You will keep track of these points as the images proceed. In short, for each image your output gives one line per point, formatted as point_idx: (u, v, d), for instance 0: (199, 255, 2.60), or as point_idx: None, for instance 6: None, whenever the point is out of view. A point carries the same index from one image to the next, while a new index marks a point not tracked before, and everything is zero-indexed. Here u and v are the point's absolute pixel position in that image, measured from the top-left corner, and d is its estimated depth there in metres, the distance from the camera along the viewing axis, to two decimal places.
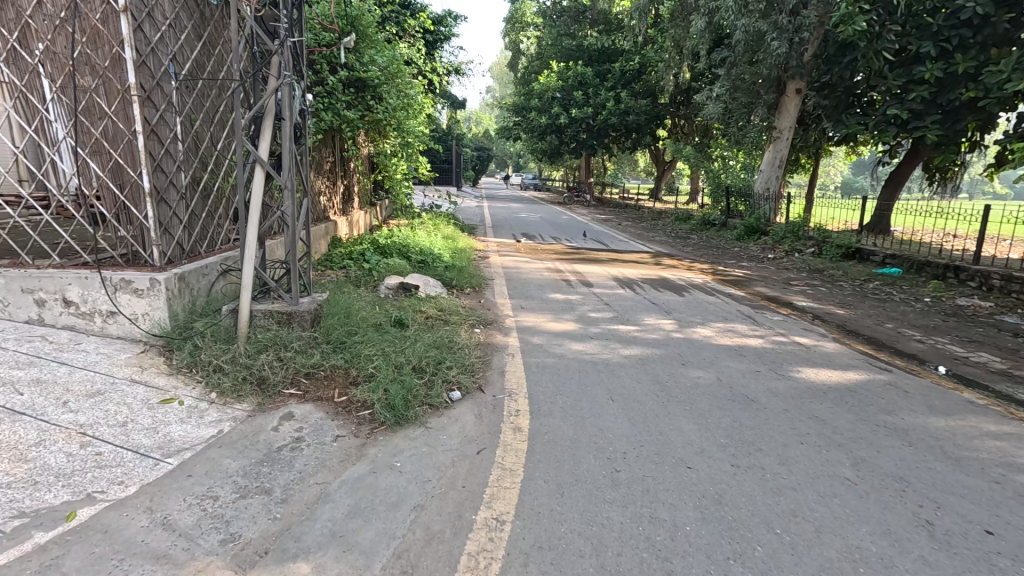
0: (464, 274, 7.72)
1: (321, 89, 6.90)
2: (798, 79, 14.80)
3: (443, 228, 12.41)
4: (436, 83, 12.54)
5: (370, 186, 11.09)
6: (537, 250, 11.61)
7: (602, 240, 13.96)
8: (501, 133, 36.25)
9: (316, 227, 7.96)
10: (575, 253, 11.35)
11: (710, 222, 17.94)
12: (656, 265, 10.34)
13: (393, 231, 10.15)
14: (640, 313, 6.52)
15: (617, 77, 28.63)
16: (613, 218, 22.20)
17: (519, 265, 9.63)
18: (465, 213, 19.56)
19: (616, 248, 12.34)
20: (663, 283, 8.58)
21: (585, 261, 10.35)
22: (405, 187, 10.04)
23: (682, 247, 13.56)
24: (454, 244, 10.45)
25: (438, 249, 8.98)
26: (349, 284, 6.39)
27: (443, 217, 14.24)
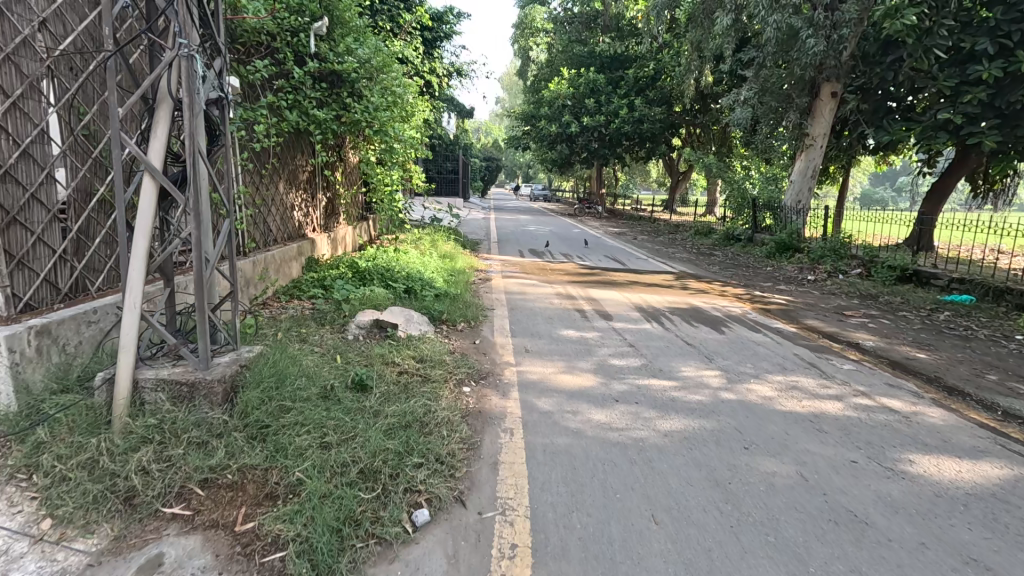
0: (458, 305, 6.45)
1: (285, 83, 5.70)
2: (834, 81, 13.41)
3: (441, 246, 11.17)
4: (436, 84, 11.41)
5: (357, 200, 9.89)
6: (545, 271, 10.31)
7: (617, 257, 12.65)
8: (509, 143, 35.15)
9: (285, 248, 6.76)
10: (588, 274, 10.06)
11: (734, 237, 16.53)
12: (682, 289, 8.99)
13: (382, 249, 8.93)
14: (673, 360, 5.19)
15: (630, 84, 27.48)
16: (628, 232, 20.91)
17: (525, 290, 8.36)
18: (469, 226, 18.32)
19: (635, 267, 11.02)
20: (695, 314, 7.23)
21: (600, 284, 9.06)
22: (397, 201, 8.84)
23: (708, 266, 12.20)
24: (452, 265, 9.18)
25: (431, 273, 7.72)
26: (309, 324, 5.16)
27: (443, 232, 13.01)
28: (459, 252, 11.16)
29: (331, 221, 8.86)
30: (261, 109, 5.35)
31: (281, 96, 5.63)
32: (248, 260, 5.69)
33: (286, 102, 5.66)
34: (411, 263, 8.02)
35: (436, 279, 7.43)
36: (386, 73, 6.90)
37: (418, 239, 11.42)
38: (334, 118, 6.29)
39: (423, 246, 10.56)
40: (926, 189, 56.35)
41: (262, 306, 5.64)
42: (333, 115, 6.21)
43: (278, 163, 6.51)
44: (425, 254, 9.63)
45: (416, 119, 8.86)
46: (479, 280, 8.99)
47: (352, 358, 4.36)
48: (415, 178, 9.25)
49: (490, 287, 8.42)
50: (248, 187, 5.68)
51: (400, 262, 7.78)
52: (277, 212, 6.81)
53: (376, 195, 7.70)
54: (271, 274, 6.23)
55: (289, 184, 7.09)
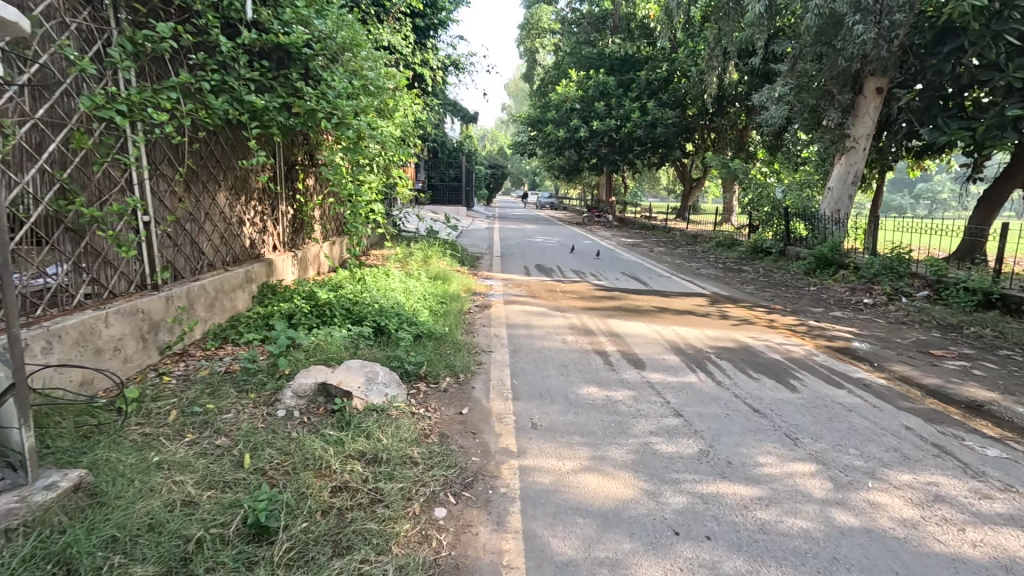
0: (443, 353, 4.94)
1: (208, 60, 4.23)
2: (880, 76, 11.87)
3: (435, 264, 9.66)
4: (430, 78, 9.99)
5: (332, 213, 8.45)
6: (553, 293, 8.81)
7: (637, 275, 11.10)
8: (515, 148, 33.74)
9: (225, 275, 5.30)
10: (605, 297, 8.53)
11: (762, 249, 14.89)
12: (721, 319, 7.43)
13: (359, 271, 7.45)
14: (743, 444, 3.64)
15: (642, 87, 26.04)
16: (643, 243, 19.32)
17: (531, 321, 6.85)
18: (470, 238, 16.84)
19: (660, 288, 9.47)
20: (748, 358, 5.65)
21: (620, 312, 7.54)
22: (377, 213, 7.37)
23: (742, 286, 10.62)
24: (444, 289, 7.69)
25: (414, 303, 6.24)
26: (225, 393, 3.65)
27: (438, 245, 11.51)
28: (455, 271, 9.65)
29: (300, 238, 7.42)
30: (168, 92, 3.89)
31: (206, 75, 4.18)
32: (159, 295, 4.21)
33: (211, 82, 4.21)
34: (392, 289, 6.54)
35: (418, 311, 5.94)
36: (355, 54, 5.49)
37: (408, 258, 9.93)
38: (282, 109, 4.83)
39: (413, 266, 9.07)
40: (945, 196, 54.65)
41: (174, 364, 4.16)
42: (282, 103, 4.75)
43: (210, 165, 5.05)
44: (412, 276, 8.12)
45: (400, 118, 7.42)
46: (476, 307, 7.52)
47: (266, 462, 2.85)
48: (403, 186, 7.76)
49: (486, 318, 6.94)
50: (153, 200, 4.22)
51: (377, 289, 6.30)
52: (216, 229, 5.35)
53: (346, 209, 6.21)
54: (197, 310, 4.76)
55: (235, 193, 5.66)
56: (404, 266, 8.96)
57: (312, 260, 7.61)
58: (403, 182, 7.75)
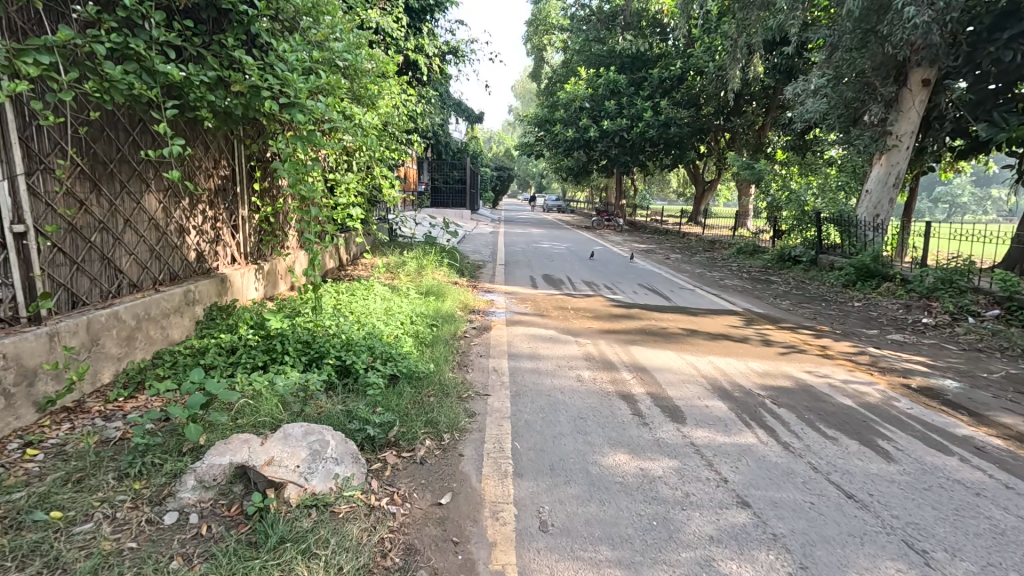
0: (421, 405, 3.79)
1: (98, 13, 3.12)
2: (926, 66, 10.64)
3: (427, 277, 8.55)
4: (425, 67, 8.90)
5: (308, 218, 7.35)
6: (561, 311, 7.65)
7: (656, 288, 9.89)
8: (521, 150, 32.62)
9: (152, 297, 4.20)
10: (624, 316, 7.36)
11: (789, 257, 13.55)
12: (764, 346, 6.23)
13: (334, 288, 6.34)
14: (851, 566, 2.47)
15: (654, 85, 24.91)
16: (657, 249, 18.12)
17: (538, 349, 5.70)
18: (472, 244, 15.72)
19: (685, 305, 8.29)
20: (813, 404, 4.46)
21: (642, 336, 6.37)
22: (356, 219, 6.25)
23: (776, 301, 9.40)
24: (434, 308, 6.56)
25: (394, 328, 5.13)
26: (96, 482, 2.53)
27: (435, 253, 10.40)
28: (450, 284, 8.51)
29: (265, 249, 6.32)
30: (33, 55, 2.78)
31: (101, 34, 3.07)
32: (34, 334, 3.11)
33: (109, 44, 3.10)
34: (369, 312, 5.42)
35: (397, 341, 4.82)
36: (318, 20, 4.38)
37: (397, 271, 8.80)
38: (217, 86, 3.74)
39: (401, 280, 7.93)
40: (965, 200, 52.95)
41: (55, 429, 3.05)
42: (215, 77, 3.64)
43: (127, 159, 3.95)
44: (399, 292, 7.01)
45: (383, 108, 6.32)
46: (471, 329, 6.36)
47: None
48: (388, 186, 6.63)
49: (483, 345, 5.79)
50: (25, 204, 3.12)
51: (350, 313, 5.19)
52: (143, 240, 4.27)
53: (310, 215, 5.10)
54: (104, 347, 3.67)
55: (171, 194, 4.60)
56: (391, 280, 7.86)
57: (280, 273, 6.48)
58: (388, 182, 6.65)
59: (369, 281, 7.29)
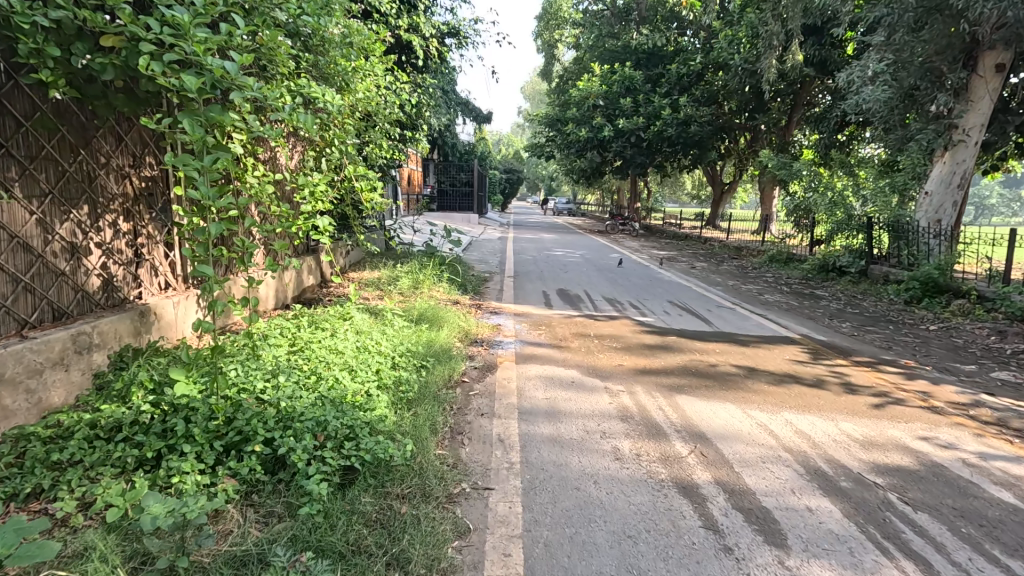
0: (383, 530, 2.46)
1: None
2: (1002, 49, 9.17)
3: (420, 299, 7.20)
4: (420, 49, 7.63)
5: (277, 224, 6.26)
6: (582, 340, 6.27)
7: (690, 307, 8.47)
8: (532, 151, 31.33)
9: (7, 347, 2.93)
10: (660, 350, 5.97)
11: (834, 267, 12.04)
12: (847, 394, 4.81)
13: (299, 319, 5.05)
14: None
15: (672, 82, 23.54)
16: (680, 257, 16.68)
17: (557, 402, 4.35)
18: (479, 252, 14.42)
19: (731, 332, 6.88)
20: (960, 503, 3.07)
21: (689, 380, 4.99)
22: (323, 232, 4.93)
23: (835, 323, 7.94)
24: (424, 343, 5.23)
25: (365, 379, 3.82)
26: None
27: (434, 265, 9.09)
28: (448, 307, 7.16)
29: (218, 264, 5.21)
30: None
31: None
32: None
33: None
34: (335, 354, 4.11)
35: (366, 402, 3.49)
36: None
37: (384, 293, 7.46)
38: (75, 38, 2.46)
39: (387, 305, 6.59)
40: (993, 202, 50.79)
41: None
42: (66, 20, 2.37)
43: None
44: (382, 320, 5.67)
45: (358, 94, 5.05)
46: (471, 370, 5.01)
47: None
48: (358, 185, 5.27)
49: (486, 395, 4.45)
50: None
51: (306, 358, 3.87)
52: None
53: (216, 234, 3.60)
54: None
55: (51, 202, 3.35)
56: (375, 304, 6.53)
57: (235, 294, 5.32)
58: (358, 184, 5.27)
59: (348, 306, 5.96)
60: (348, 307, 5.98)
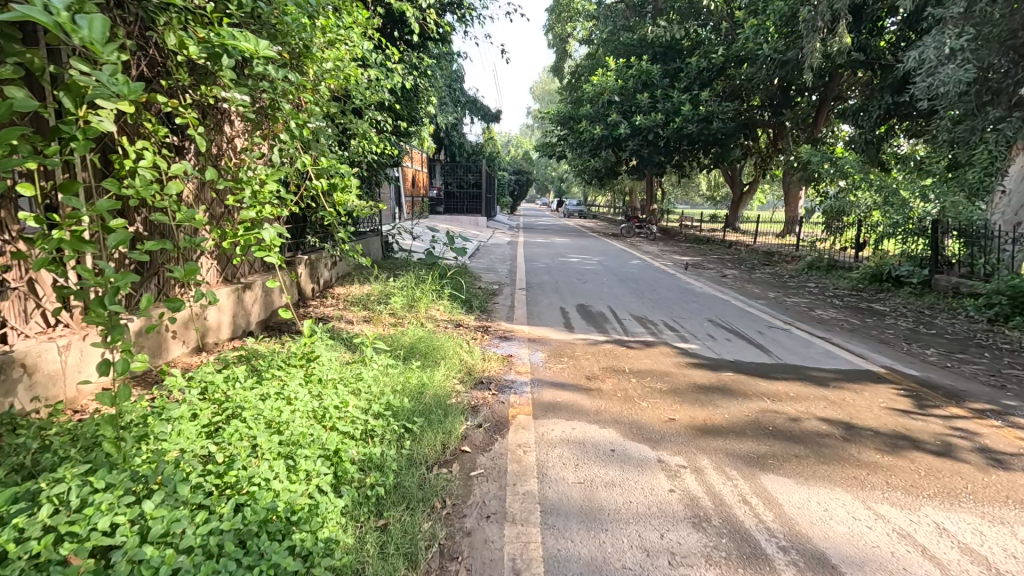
0: None
1: None
2: None
3: (410, 325, 5.94)
4: (416, 21, 6.38)
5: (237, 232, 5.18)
6: (615, 379, 4.96)
7: (737, 329, 7.10)
8: (542, 150, 30.08)
9: None
10: (717, 395, 4.63)
11: (889, 277, 10.62)
12: (998, 471, 3.44)
13: (248, 362, 3.79)
14: None
15: (692, 76, 22.18)
16: (706, 263, 15.30)
17: (594, 492, 3.05)
18: (487, 260, 13.17)
19: (798, 366, 5.51)
20: None
21: (770, 447, 3.65)
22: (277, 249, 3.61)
23: (918, 350, 6.55)
24: (411, 392, 3.97)
25: (312, 470, 2.57)
26: None
27: (435, 278, 7.82)
28: (445, 334, 5.87)
29: (149, 287, 4.08)
30: None
31: None
32: None
33: None
34: (273, 428, 2.84)
35: (304, 520, 2.23)
36: None
37: (370, 317, 6.20)
38: None
39: (368, 334, 5.34)
40: None
41: None
42: None
43: None
44: (356, 358, 4.41)
45: (324, 62, 3.79)
46: (473, 433, 3.71)
47: None
48: (319, 184, 3.98)
49: (493, 478, 3.15)
50: None
51: (228, 437, 2.62)
52: None
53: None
54: None
55: None
56: (354, 332, 5.29)
57: (174, 326, 4.19)
58: (318, 181, 3.99)
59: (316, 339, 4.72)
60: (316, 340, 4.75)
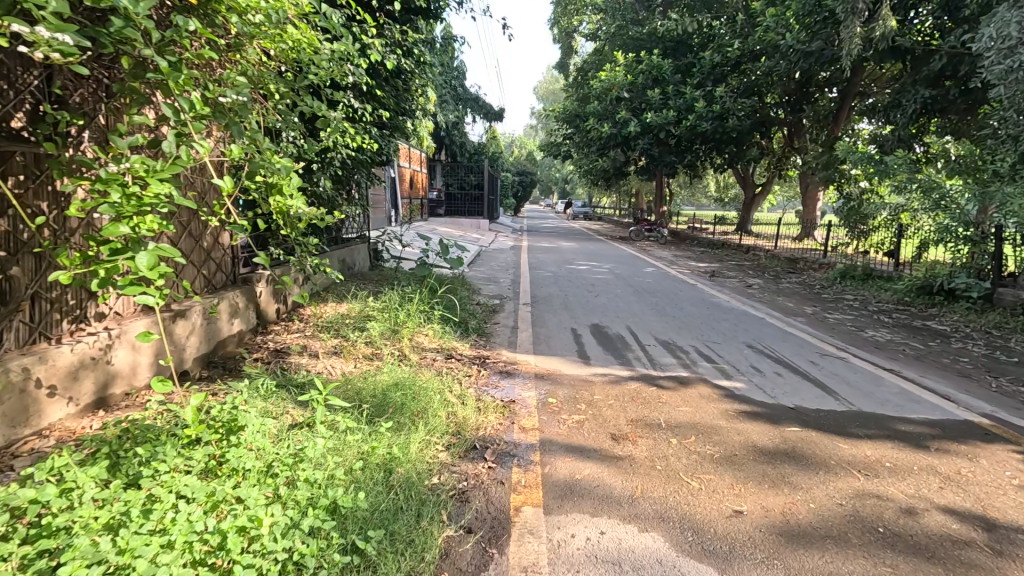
0: None
1: None
2: None
3: (385, 363, 4.79)
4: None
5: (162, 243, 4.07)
6: (650, 440, 3.79)
7: (785, 358, 5.92)
8: (547, 150, 28.95)
9: None
10: (789, 467, 3.46)
11: (942, 289, 9.43)
12: None
13: (142, 440, 2.67)
14: None
15: (705, 71, 21.04)
16: (726, 271, 14.11)
17: None
18: (489, 268, 12.05)
19: (880, 416, 4.34)
20: None
21: (893, 570, 2.49)
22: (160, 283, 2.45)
23: (1012, 388, 5.35)
24: (366, 483, 2.81)
25: None
26: None
27: (426, 294, 6.68)
28: (428, 373, 4.72)
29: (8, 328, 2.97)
30: None
31: None
32: None
33: None
34: None
35: None
36: None
37: (339, 348, 5.06)
38: None
39: (326, 379, 4.19)
40: None
41: None
42: None
43: None
44: (296, 426, 3.25)
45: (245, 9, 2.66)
46: (459, 548, 2.56)
47: None
48: (222, 184, 2.80)
49: None
50: None
51: None
52: None
53: None
54: None
55: None
56: (310, 375, 4.13)
57: (51, 378, 3.08)
58: (220, 178, 2.81)
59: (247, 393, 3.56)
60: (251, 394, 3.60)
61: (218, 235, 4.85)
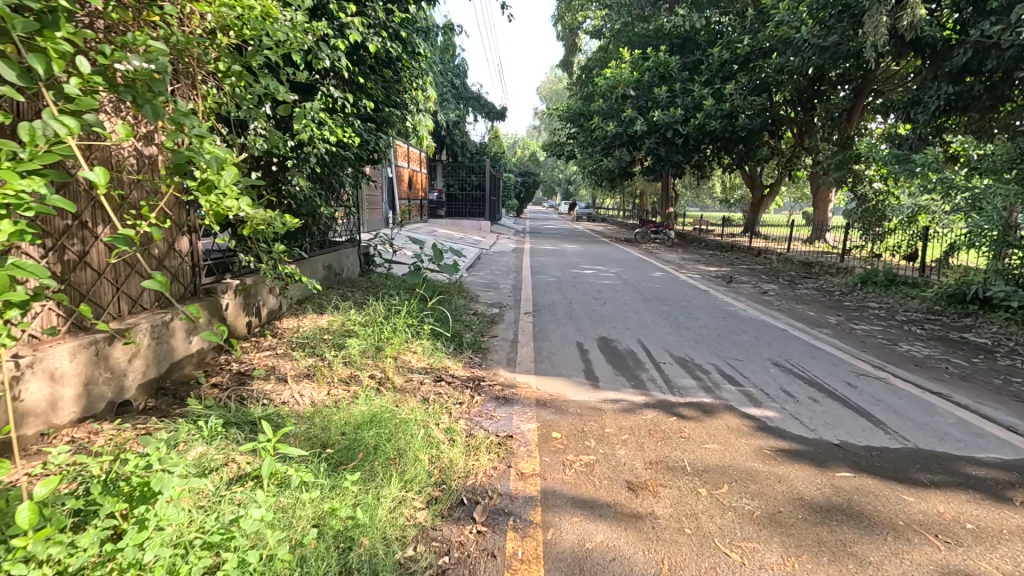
0: None
1: None
2: None
3: (362, 390, 4.14)
4: None
5: (94, 251, 3.47)
6: (674, 490, 3.16)
7: (818, 379, 5.25)
8: (550, 150, 28.33)
9: None
10: (850, 530, 2.81)
11: (978, 297, 8.75)
12: None
13: (22, 512, 2.06)
14: None
15: (713, 68, 20.40)
16: (739, 276, 13.45)
17: None
18: (489, 273, 11.43)
19: (943, 456, 3.68)
20: None
21: None
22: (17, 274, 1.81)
23: None
24: (315, 568, 2.17)
25: None
26: None
27: (417, 305, 6.06)
28: (412, 402, 4.06)
29: None
30: None
31: None
32: None
33: None
34: None
35: None
36: None
37: (310, 371, 4.41)
38: None
39: (287, 413, 3.54)
40: None
41: None
42: None
43: None
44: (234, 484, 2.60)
45: None
46: None
47: None
48: (96, 177, 2.23)
49: None
50: None
51: None
52: None
53: None
54: None
55: None
56: (271, 408, 3.51)
57: None
58: (91, 170, 2.24)
59: (184, 439, 2.93)
60: (189, 438, 2.96)
61: (174, 240, 4.22)
